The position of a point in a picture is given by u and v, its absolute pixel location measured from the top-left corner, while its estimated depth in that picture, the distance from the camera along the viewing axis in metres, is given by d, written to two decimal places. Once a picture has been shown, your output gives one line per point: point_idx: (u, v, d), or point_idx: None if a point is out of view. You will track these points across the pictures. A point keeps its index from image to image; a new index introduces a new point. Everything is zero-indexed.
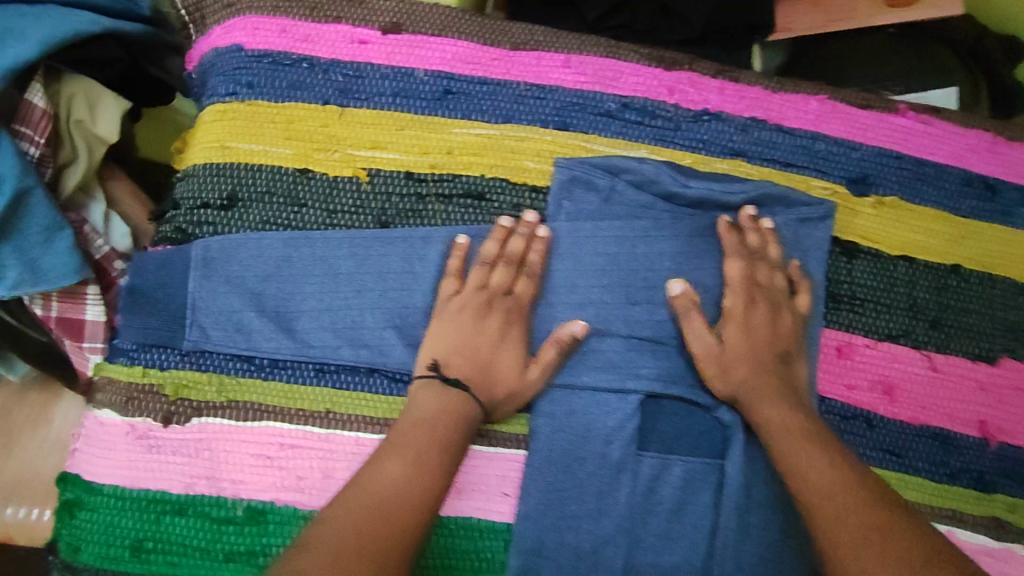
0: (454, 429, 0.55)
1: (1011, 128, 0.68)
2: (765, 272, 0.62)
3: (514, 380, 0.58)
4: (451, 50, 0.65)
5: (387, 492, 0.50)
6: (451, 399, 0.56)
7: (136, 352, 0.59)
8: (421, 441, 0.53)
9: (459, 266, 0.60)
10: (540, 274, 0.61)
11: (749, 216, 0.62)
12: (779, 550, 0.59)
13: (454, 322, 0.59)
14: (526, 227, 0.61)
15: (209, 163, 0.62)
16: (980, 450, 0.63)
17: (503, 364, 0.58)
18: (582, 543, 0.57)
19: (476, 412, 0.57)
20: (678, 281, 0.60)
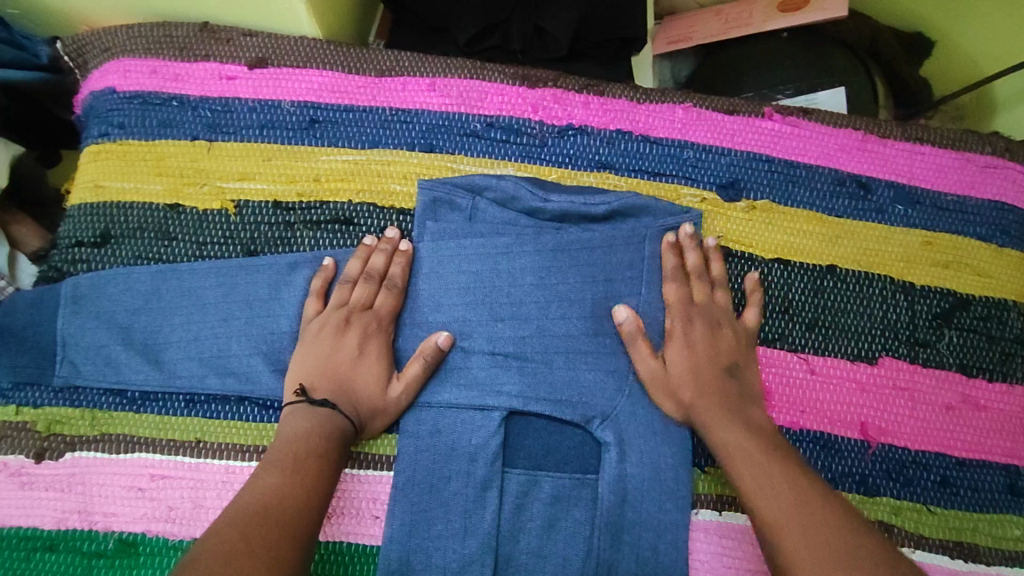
0: (333, 438, 0.54)
1: (879, 126, 0.68)
2: (704, 290, 0.61)
3: (377, 399, 0.57)
4: (317, 80, 0.66)
5: (273, 502, 0.49)
6: (324, 412, 0.55)
7: (10, 391, 0.60)
8: (299, 452, 0.53)
9: (321, 288, 0.61)
10: (402, 288, 0.61)
11: (673, 240, 0.62)
12: (655, 567, 0.56)
13: (314, 343, 0.59)
14: (387, 244, 0.61)
15: (83, 203, 0.64)
16: (862, 452, 0.61)
17: (364, 380, 0.58)
18: (449, 563, 0.56)
19: (349, 430, 0.56)
20: (624, 307, 0.60)
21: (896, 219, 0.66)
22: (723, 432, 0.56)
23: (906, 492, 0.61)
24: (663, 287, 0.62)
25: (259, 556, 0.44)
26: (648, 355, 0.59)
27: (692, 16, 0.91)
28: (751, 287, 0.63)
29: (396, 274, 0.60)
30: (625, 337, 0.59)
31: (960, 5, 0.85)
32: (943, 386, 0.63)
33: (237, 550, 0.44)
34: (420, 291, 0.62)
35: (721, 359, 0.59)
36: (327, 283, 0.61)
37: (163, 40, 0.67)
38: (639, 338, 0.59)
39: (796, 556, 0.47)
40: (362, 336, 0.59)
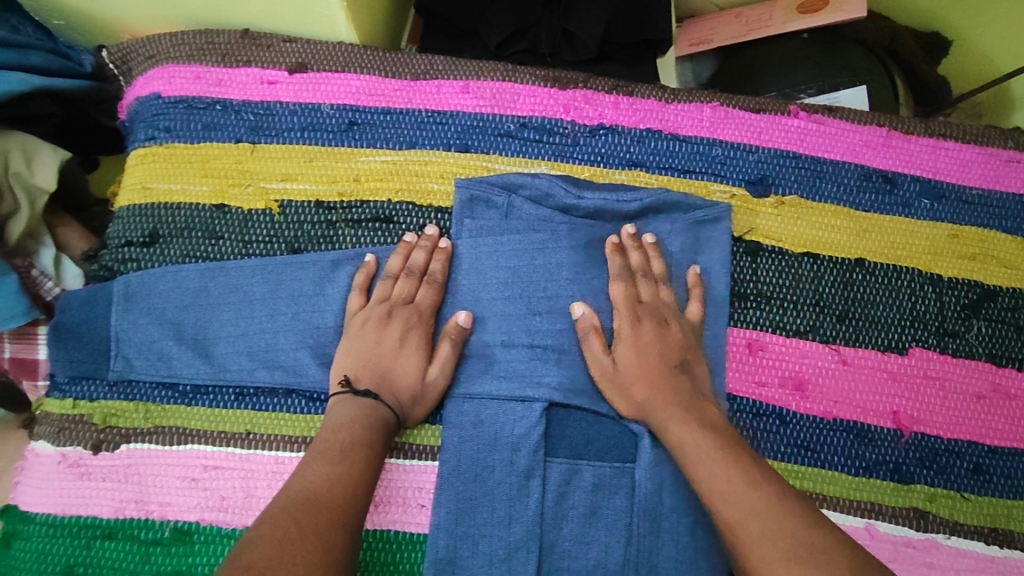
0: (377, 429, 0.56)
1: (904, 122, 0.70)
2: (649, 287, 0.62)
3: (419, 387, 0.59)
4: (355, 84, 0.68)
5: (321, 489, 0.50)
6: (365, 404, 0.57)
7: (67, 385, 0.62)
8: (345, 441, 0.54)
9: (365, 282, 0.63)
10: (442, 283, 0.63)
11: (633, 233, 0.64)
12: (694, 551, 0.58)
13: (358, 337, 0.60)
14: (428, 241, 0.63)
15: (132, 205, 0.66)
16: (895, 440, 0.62)
17: (404, 369, 0.59)
18: (495, 550, 0.57)
19: (391, 421, 0.58)
20: (580, 303, 0.61)
21: (923, 213, 0.68)
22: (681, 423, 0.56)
23: (940, 479, 0.62)
24: (611, 284, 0.62)
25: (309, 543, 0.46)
26: (599, 351, 0.60)
27: (714, 18, 0.93)
28: (693, 281, 0.64)
29: (437, 270, 0.63)
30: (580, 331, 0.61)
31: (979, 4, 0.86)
32: (973, 376, 0.64)
33: (290, 536, 0.46)
34: (458, 285, 0.64)
35: (680, 354, 0.60)
36: (369, 277, 0.63)
37: (205, 46, 0.69)
38: (592, 334, 0.60)
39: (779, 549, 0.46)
40: (406, 329, 0.61)
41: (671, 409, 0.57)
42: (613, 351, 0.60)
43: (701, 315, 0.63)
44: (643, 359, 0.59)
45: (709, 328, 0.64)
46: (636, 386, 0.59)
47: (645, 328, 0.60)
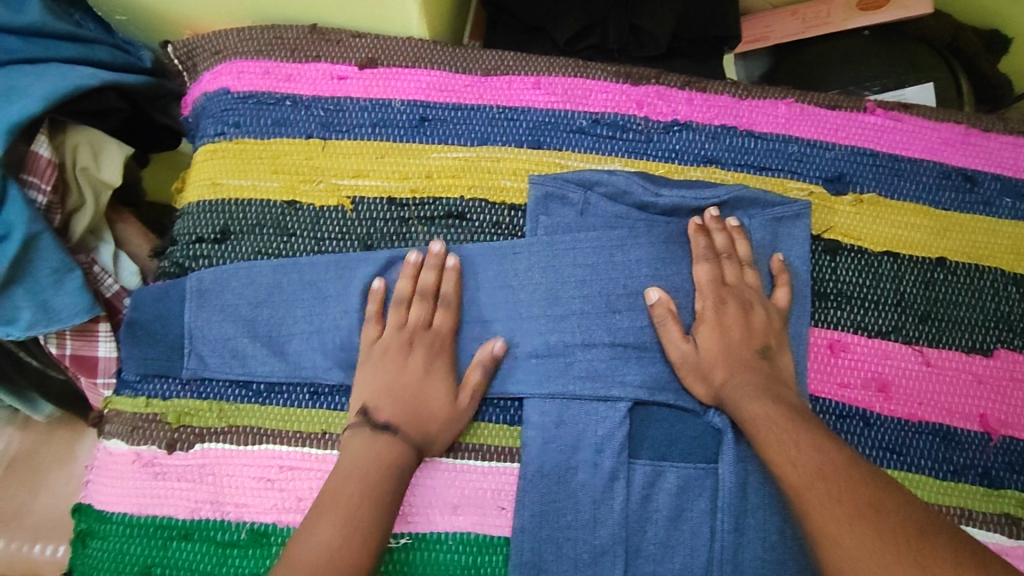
0: (391, 469, 0.54)
1: (982, 120, 0.68)
2: (733, 270, 0.61)
3: (444, 418, 0.57)
4: (426, 80, 0.68)
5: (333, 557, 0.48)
6: (381, 442, 0.55)
7: (139, 383, 0.62)
8: (354, 492, 0.51)
9: (377, 310, 0.61)
10: (456, 304, 0.61)
11: (718, 215, 0.63)
12: (783, 553, 0.57)
13: (379, 365, 0.58)
14: (434, 259, 0.61)
15: (202, 201, 0.65)
16: (982, 444, 0.61)
17: (433, 397, 0.58)
18: (581, 554, 0.57)
19: (410, 456, 0.55)
20: (655, 288, 0.61)
21: (1004, 212, 0.66)
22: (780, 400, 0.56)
23: None
24: (694, 266, 0.62)
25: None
26: (678, 338, 0.59)
27: (770, 14, 0.92)
28: (778, 267, 0.63)
29: (449, 291, 0.61)
30: (656, 315, 0.60)
31: None
32: None
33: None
34: (473, 302, 0.62)
35: (762, 338, 0.60)
36: (383, 300, 0.61)
37: (275, 41, 0.68)
38: (669, 321, 0.59)
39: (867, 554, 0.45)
40: (427, 354, 0.59)
41: (754, 397, 0.56)
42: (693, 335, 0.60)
43: (787, 303, 0.62)
44: (729, 357, 0.59)
45: (792, 326, 0.62)
46: (723, 384, 0.58)
47: (730, 308, 0.60)
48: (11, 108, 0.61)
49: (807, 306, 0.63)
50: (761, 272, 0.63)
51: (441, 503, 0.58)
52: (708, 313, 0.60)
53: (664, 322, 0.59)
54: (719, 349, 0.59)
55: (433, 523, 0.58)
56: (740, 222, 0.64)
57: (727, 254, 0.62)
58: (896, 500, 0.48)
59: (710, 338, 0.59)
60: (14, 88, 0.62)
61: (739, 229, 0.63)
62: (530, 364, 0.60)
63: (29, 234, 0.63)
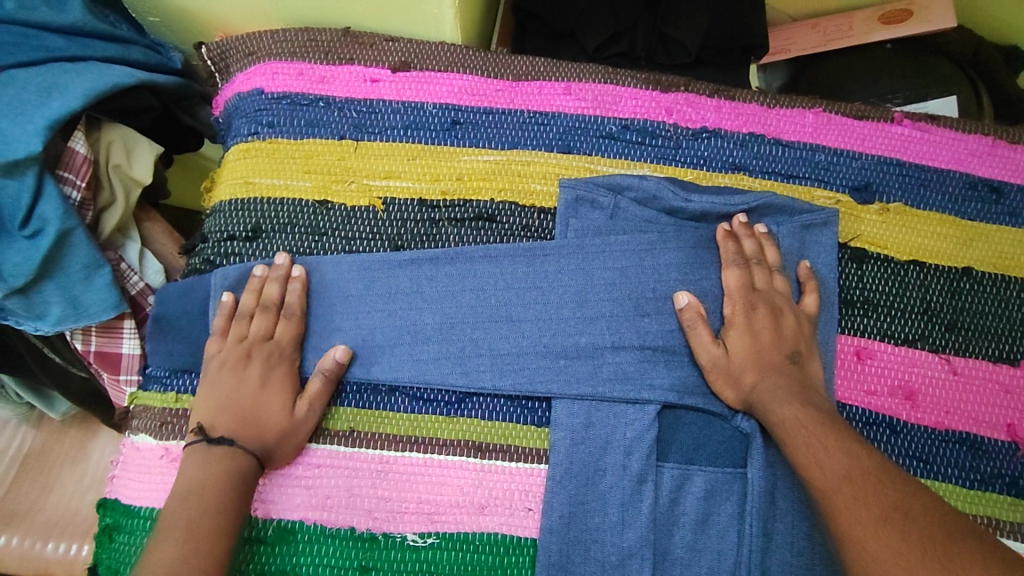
0: (228, 483, 0.54)
1: (1008, 132, 0.69)
2: (763, 276, 0.62)
3: (284, 430, 0.57)
4: (457, 83, 0.69)
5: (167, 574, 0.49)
6: (219, 458, 0.55)
7: (169, 378, 0.62)
8: (190, 511, 0.52)
9: (224, 322, 0.61)
10: (301, 314, 0.62)
11: (747, 220, 0.63)
12: (810, 557, 0.57)
13: (217, 380, 0.59)
14: (277, 272, 0.62)
15: (234, 199, 0.66)
16: (1010, 454, 0.61)
17: (268, 409, 0.58)
18: (607, 556, 0.57)
19: (251, 468, 0.56)
20: (684, 293, 0.61)
21: None
22: (811, 403, 0.56)
23: None
24: (723, 271, 0.62)
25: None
26: (709, 341, 0.59)
27: (792, 27, 0.92)
28: (805, 274, 0.63)
29: (292, 301, 0.61)
30: (686, 320, 0.60)
31: None
32: None
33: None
34: (322, 315, 0.62)
35: (791, 343, 0.60)
36: (230, 313, 0.62)
37: (309, 43, 0.69)
38: (699, 324, 0.60)
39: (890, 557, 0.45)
40: (270, 364, 0.60)
41: (784, 403, 0.56)
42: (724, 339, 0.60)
43: (815, 309, 0.62)
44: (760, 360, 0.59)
45: (820, 332, 0.63)
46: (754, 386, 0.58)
47: (759, 313, 0.60)
48: (53, 104, 0.62)
49: (835, 313, 0.63)
50: (789, 279, 0.64)
51: (469, 503, 0.58)
52: (738, 317, 0.60)
53: (696, 326, 0.60)
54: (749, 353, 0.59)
55: (459, 523, 0.58)
56: (768, 229, 0.64)
57: (756, 260, 0.62)
58: (924, 503, 0.48)
59: (742, 343, 0.60)
60: (56, 84, 0.63)
61: (766, 235, 0.63)
62: (557, 366, 0.60)
63: (62, 229, 0.64)
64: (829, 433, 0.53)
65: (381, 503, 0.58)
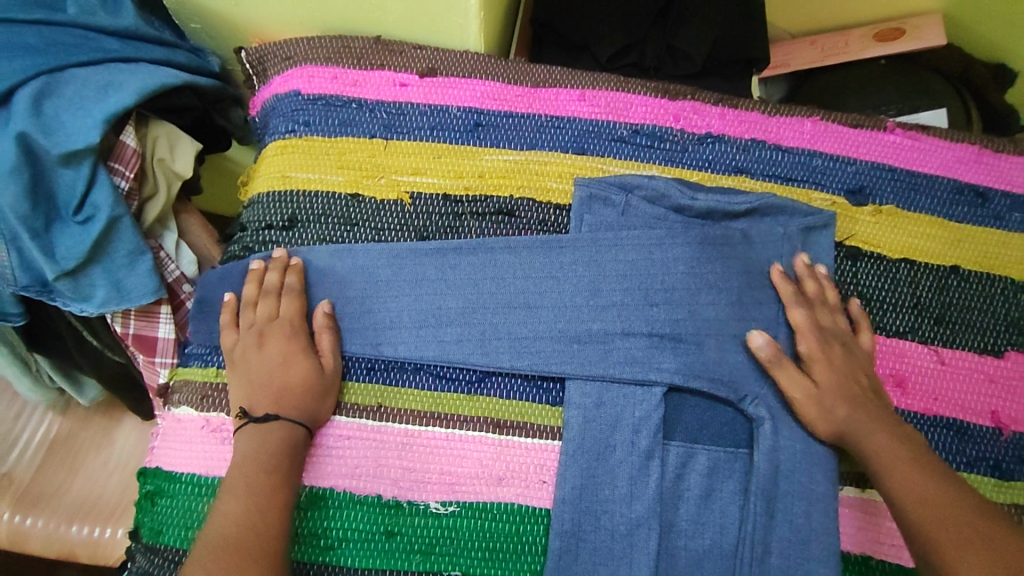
0: (280, 449, 0.59)
1: (993, 141, 0.74)
2: (828, 315, 0.65)
3: (314, 392, 0.62)
4: (480, 89, 0.74)
5: (243, 533, 0.54)
6: (266, 428, 0.60)
7: (209, 355, 0.67)
8: (249, 477, 0.57)
9: (233, 318, 0.67)
10: (301, 290, 0.66)
11: (808, 263, 0.67)
12: (806, 535, 0.60)
13: (245, 366, 0.64)
14: (277, 262, 0.67)
15: (272, 191, 0.71)
16: (993, 438, 0.65)
17: (294, 374, 0.62)
18: (617, 526, 0.61)
19: (298, 433, 0.61)
20: (760, 333, 0.64)
21: (1013, 226, 0.71)
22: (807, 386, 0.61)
23: None
24: (787, 311, 0.65)
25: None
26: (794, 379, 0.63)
27: (790, 43, 0.98)
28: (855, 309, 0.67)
29: (292, 281, 0.66)
30: (768, 361, 0.63)
31: None
32: None
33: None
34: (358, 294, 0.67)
35: None
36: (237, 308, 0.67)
37: (343, 50, 0.74)
38: (779, 362, 0.63)
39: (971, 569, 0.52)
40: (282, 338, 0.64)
41: None
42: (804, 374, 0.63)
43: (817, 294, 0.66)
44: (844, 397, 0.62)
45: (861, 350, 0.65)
46: (846, 421, 0.61)
47: (835, 350, 0.64)
48: (110, 100, 0.67)
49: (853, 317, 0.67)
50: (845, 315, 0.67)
51: (488, 475, 0.62)
52: (815, 353, 0.64)
53: (781, 365, 0.63)
54: (835, 388, 0.62)
55: (479, 493, 0.62)
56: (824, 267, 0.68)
57: (817, 299, 0.66)
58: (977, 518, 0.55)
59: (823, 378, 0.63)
60: (112, 82, 0.68)
61: (765, 235, 0.68)
62: (571, 349, 0.65)
63: (112, 216, 0.68)
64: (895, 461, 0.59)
65: (406, 473, 0.62)
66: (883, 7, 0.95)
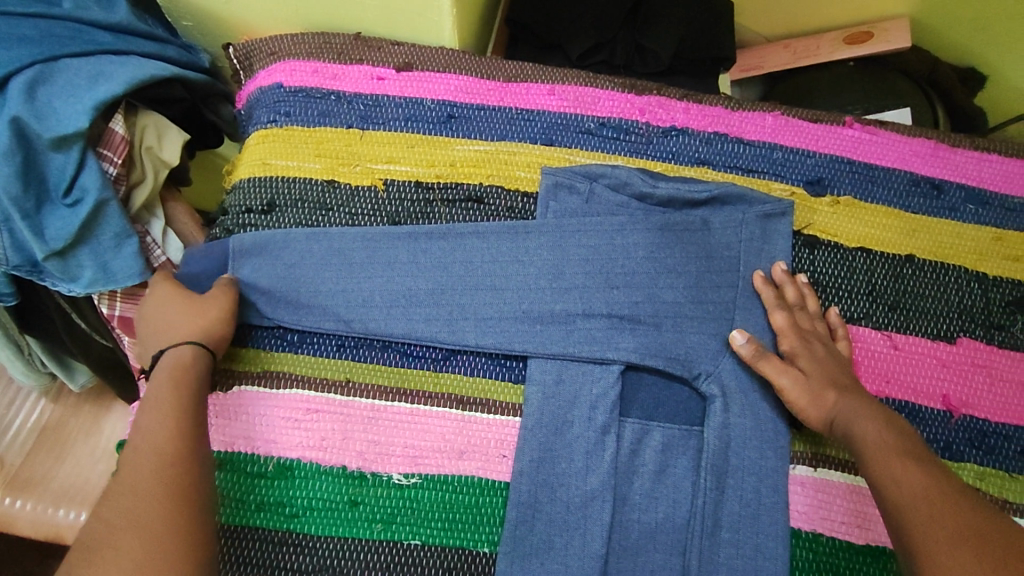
0: (180, 384, 0.60)
1: (949, 137, 0.77)
2: (808, 320, 0.67)
3: (200, 314, 0.64)
4: (454, 83, 0.77)
5: (152, 468, 0.55)
6: (169, 363, 0.62)
7: None
8: (150, 417, 0.58)
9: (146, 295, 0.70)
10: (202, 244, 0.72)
11: (787, 269, 0.69)
12: (755, 510, 0.62)
13: (154, 327, 0.66)
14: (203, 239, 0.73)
15: (253, 177, 0.74)
16: (945, 421, 0.67)
17: (182, 307, 0.66)
18: (572, 497, 0.63)
19: (187, 361, 0.62)
20: (741, 332, 0.65)
21: (968, 217, 0.74)
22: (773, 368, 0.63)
23: (989, 460, 0.66)
24: (770, 315, 0.67)
25: (153, 524, 0.52)
26: (774, 375, 0.63)
27: (764, 47, 1.01)
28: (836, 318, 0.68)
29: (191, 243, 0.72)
30: (753, 356, 0.64)
31: (1014, 42, 0.95)
32: (1019, 366, 0.69)
33: (125, 519, 0.52)
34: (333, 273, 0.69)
35: None
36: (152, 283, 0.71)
37: (324, 46, 0.78)
38: (759, 357, 0.64)
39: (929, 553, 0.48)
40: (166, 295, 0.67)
41: None
42: (788, 365, 0.64)
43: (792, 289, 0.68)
44: (830, 381, 0.63)
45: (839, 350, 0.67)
46: (835, 407, 0.61)
47: (816, 347, 0.65)
48: (100, 89, 0.71)
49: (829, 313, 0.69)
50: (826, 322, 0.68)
51: (450, 449, 0.65)
52: (797, 352, 0.65)
53: (763, 359, 0.64)
54: (820, 375, 0.63)
55: (441, 466, 0.64)
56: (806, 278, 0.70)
57: (798, 305, 0.67)
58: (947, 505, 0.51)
59: (809, 369, 0.64)
60: (103, 72, 0.72)
61: (724, 223, 0.70)
62: (532, 328, 0.67)
63: (99, 199, 0.71)
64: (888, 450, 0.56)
65: (371, 445, 0.65)
66: (854, 11, 0.98)
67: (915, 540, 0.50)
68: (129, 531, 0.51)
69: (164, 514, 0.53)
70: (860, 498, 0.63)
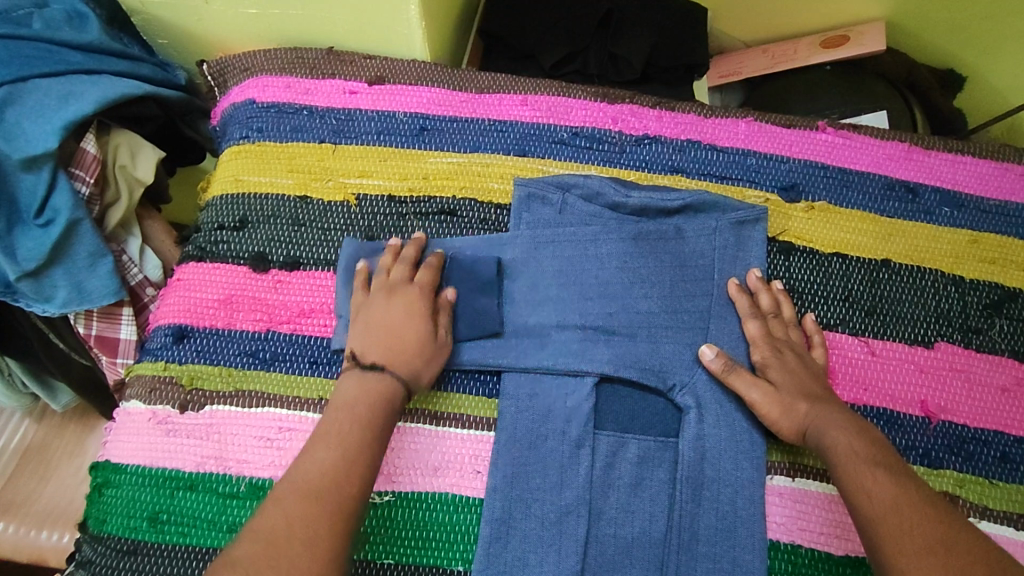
0: (376, 403, 0.59)
1: (924, 139, 0.76)
2: (781, 328, 0.67)
3: (425, 355, 0.63)
4: (426, 95, 0.77)
5: (326, 480, 0.54)
6: (372, 383, 0.60)
7: (160, 349, 0.68)
8: (343, 425, 0.57)
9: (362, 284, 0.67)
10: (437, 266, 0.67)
11: (762, 276, 0.69)
12: (732, 522, 0.62)
13: (371, 321, 0.64)
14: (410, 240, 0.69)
15: (225, 194, 0.74)
16: (924, 427, 0.66)
17: (416, 333, 0.63)
18: (547, 513, 0.62)
19: (398, 388, 0.61)
20: (710, 345, 0.65)
21: (944, 220, 0.73)
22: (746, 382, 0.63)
23: (969, 466, 0.65)
24: (743, 323, 0.67)
25: (312, 544, 0.50)
26: (748, 386, 0.63)
27: (744, 52, 1.01)
28: (811, 325, 0.68)
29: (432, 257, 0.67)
30: (724, 369, 0.64)
31: (991, 44, 0.95)
32: (997, 370, 0.68)
33: (295, 527, 0.51)
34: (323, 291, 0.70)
35: None
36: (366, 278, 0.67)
37: (296, 61, 0.78)
38: (731, 369, 0.64)
39: (902, 568, 0.48)
40: (405, 303, 0.64)
41: None
42: (759, 377, 0.64)
43: (771, 302, 0.68)
44: (801, 392, 0.62)
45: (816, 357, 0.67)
46: (806, 417, 0.61)
47: (788, 356, 0.65)
48: (69, 108, 0.71)
49: (808, 321, 0.68)
50: (801, 331, 0.68)
51: (424, 465, 0.64)
52: (770, 361, 0.65)
53: (734, 371, 0.64)
54: (792, 385, 0.63)
55: (414, 483, 0.63)
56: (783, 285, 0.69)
57: (772, 313, 0.67)
58: (928, 519, 0.50)
59: (780, 380, 0.63)
60: (72, 92, 0.72)
61: (700, 232, 0.70)
62: (508, 342, 0.67)
63: (71, 219, 0.71)
64: (862, 461, 0.55)
65: None
66: (828, 15, 0.98)
67: (886, 555, 0.49)
68: (279, 534, 0.50)
69: (327, 542, 0.51)
70: (838, 508, 0.63)
